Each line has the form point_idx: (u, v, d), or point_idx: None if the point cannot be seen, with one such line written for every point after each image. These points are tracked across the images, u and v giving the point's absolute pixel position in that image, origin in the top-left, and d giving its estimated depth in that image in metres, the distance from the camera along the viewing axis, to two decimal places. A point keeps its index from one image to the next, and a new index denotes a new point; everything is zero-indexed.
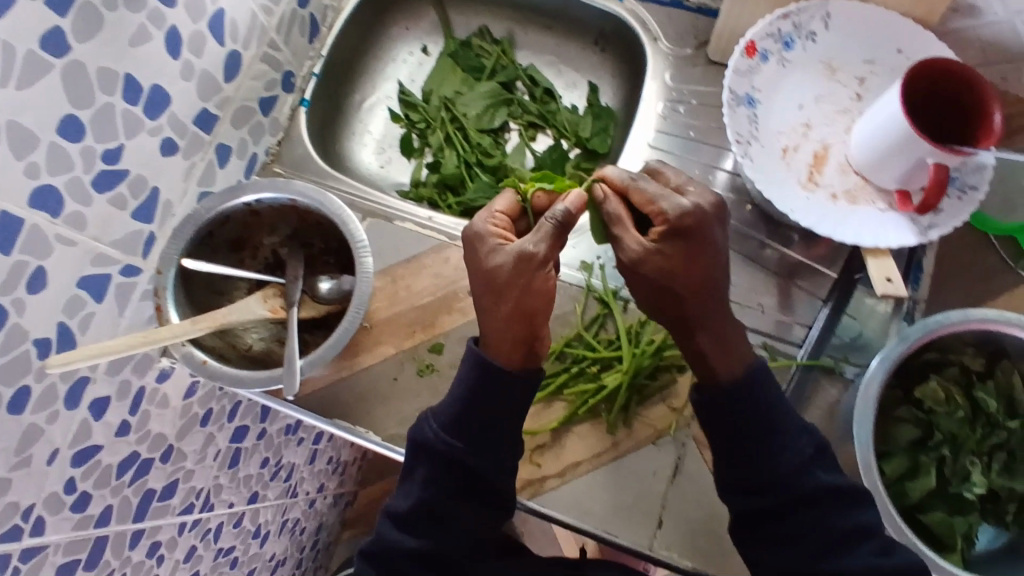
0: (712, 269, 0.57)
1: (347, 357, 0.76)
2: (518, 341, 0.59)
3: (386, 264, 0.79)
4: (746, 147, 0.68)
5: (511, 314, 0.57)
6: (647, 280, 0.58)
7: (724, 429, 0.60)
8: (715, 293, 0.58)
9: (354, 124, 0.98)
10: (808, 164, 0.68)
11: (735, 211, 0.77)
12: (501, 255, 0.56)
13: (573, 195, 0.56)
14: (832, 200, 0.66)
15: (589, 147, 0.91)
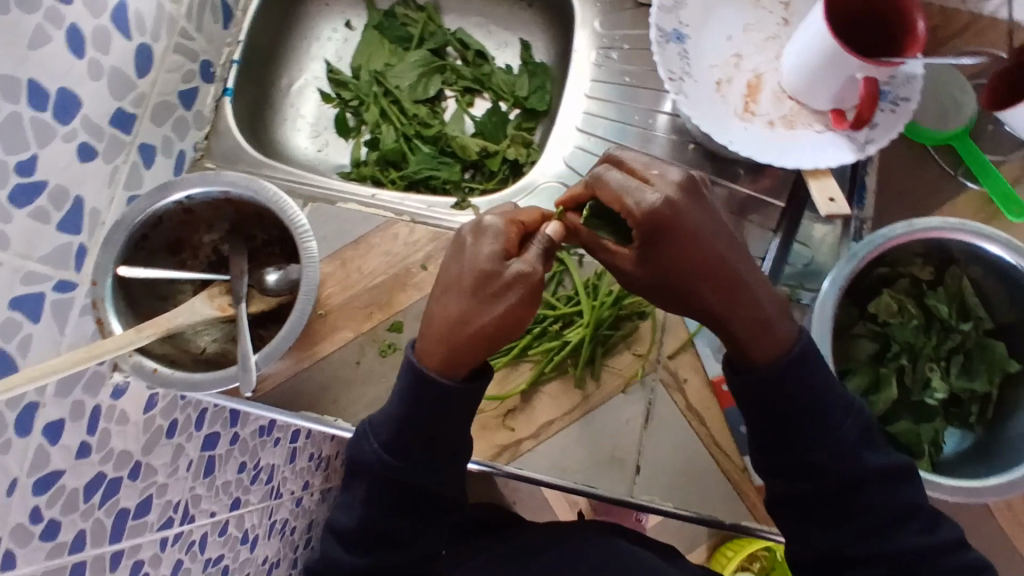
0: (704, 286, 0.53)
1: (306, 348, 0.74)
2: (461, 356, 0.57)
3: (334, 249, 0.77)
4: (679, 84, 0.66)
5: (471, 331, 0.55)
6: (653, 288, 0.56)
7: (771, 415, 0.56)
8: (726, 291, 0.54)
9: (284, 109, 0.95)
10: (743, 95, 0.67)
11: (678, 153, 0.77)
12: (483, 254, 0.56)
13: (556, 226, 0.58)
14: (770, 127, 0.66)
15: (528, 106, 0.90)
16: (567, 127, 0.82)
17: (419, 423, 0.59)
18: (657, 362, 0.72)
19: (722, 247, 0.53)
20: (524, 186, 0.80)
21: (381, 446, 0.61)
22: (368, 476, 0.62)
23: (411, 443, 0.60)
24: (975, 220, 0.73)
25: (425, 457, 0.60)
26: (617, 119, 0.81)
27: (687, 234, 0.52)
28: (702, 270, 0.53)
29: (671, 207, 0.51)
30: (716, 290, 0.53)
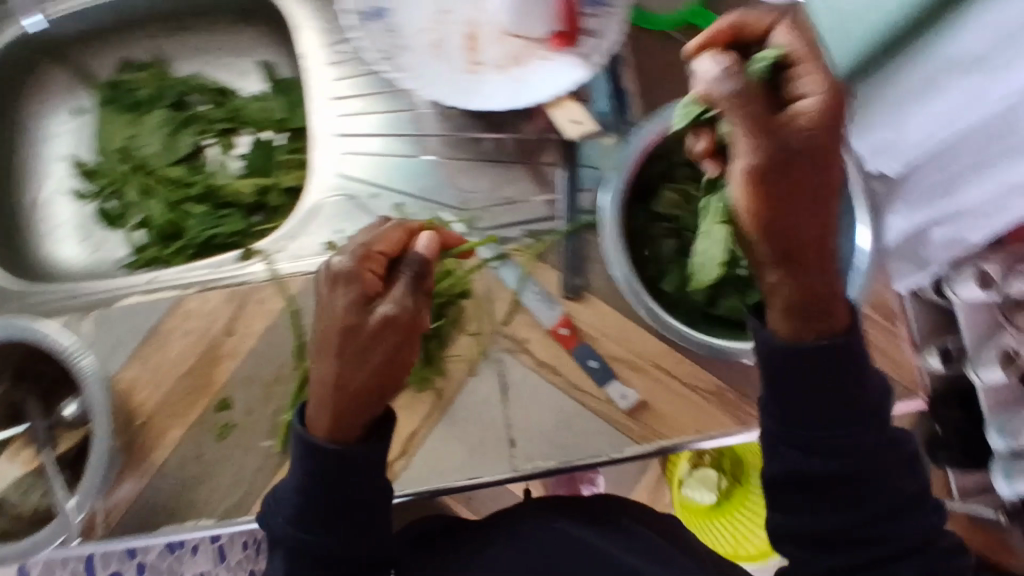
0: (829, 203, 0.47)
1: (142, 461, 0.69)
2: (356, 412, 0.54)
3: (133, 351, 0.71)
4: (394, 61, 0.63)
5: (363, 383, 0.53)
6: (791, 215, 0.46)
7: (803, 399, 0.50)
8: (828, 243, 0.48)
9: (41, 224, 0.87)
10: (463, 47, 0.64)
11: (441, 123, 0.74)
12: (351, 304, 0.53)
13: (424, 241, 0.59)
14: (500, 70, 0.63)
15: (292, 126, 0.84)
16: (326, 136, 0.76)
17: (326, 489, 0.54)
18: (495, 333, 0.70)
19: (827, 206, 0.47)
20: (303, 210, 0.75)
21: (292, 526, 0.55)
22: (290, 554, 0.56)
23: (325, 511, 0.55)
24: None
25: (349, 522, 0.56)
26: (374, 110, 0.76)
27: (766, 205, 0.45)
28: (797, 242, 0.46)
29: (769, 179, 0.44)
30: (780, 264, 0.47)
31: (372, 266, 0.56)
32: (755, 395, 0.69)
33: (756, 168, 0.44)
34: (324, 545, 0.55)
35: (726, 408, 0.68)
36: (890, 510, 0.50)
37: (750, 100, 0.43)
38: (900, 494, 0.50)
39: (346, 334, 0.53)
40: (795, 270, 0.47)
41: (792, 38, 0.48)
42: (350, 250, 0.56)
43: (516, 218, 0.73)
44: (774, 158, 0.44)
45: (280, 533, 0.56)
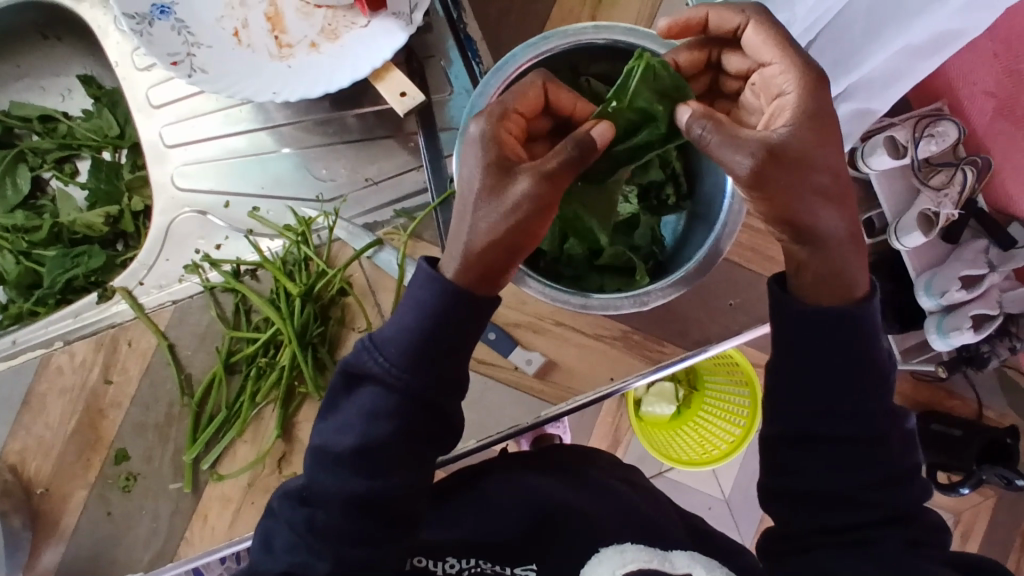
0: (829, 178, 0.47)
1: (51, 532, 0.65)
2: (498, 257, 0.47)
3: (10, 421, 0.67)
4: (191, 61, 0.59)
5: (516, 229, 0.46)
6: (802, 188, 0.46)
7: (820, 355, 0.49)
8: (839, 197, 0.48)
9: None
10: (269, 30, 0.62)
11: (284, 110, 0.70)
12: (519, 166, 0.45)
13: (599, 128, 0.48)
14: (314, 48, 0.61)
15: (128, 141, 0.78)
16: (159, 149, 0.70)
17: (452, 329, 0.47)
18: None
19: (835, 163, 0.47)
20: (157, 234, 0.70)
21: (402, 368, 0.47)
22: (386, 390, 0.48)
23: (434, 356, 0.47)
24: (584, 13, 0.70)
25: (454, 383, 0.49)
26: (205, 109, 0.70)
27: (816, 137, 0.46)
28: (799, 190, 0.46)
29: (808, 122, 0.46)
30: (816, 207, 0.47)
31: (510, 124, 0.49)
32: (660, 330, 0.68)
33: (764, 145, 0.44)
34: (431, 400, 0.48)
35: (635, 349, 0.67)
36: (888, 481, 0.49)
37: (730, 133, 0.45)
38: (887, 467, 0.49)
39: (496, 194, 0.45)
40: (831, 217, 0.47)
41: (760, 44, 0.50)
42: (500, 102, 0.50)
43: (386, 199, 0.69)
44: (805, 113, 0.46)
45: (318, 513, 0.48)
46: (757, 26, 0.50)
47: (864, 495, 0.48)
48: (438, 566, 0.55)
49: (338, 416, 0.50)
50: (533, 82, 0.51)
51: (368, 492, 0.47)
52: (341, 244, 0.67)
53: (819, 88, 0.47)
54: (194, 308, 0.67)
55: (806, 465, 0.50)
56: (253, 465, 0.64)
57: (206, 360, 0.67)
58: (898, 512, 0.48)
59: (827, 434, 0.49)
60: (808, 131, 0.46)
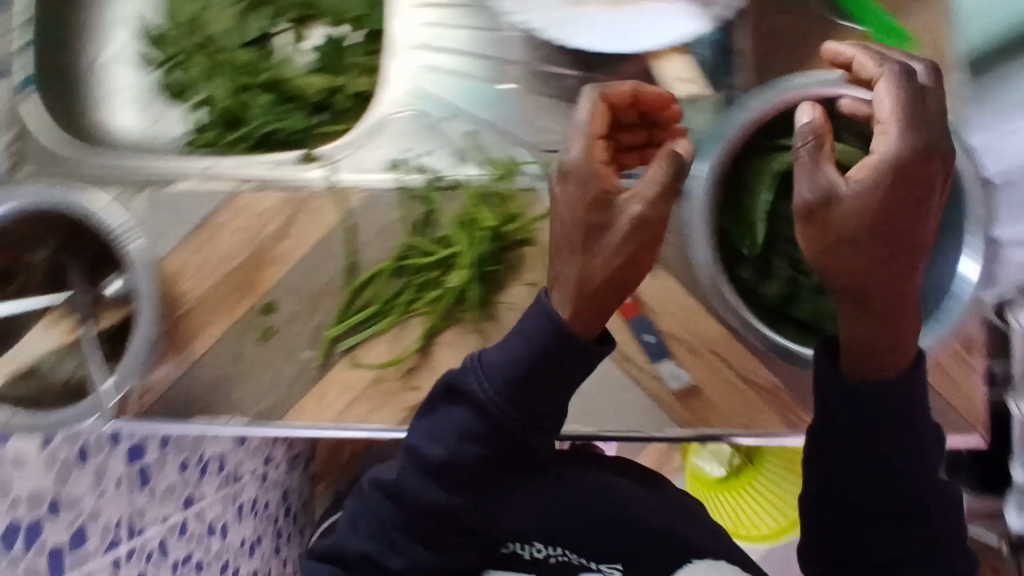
0: (910, 259, 0.46)
1: (179, 350, 0.68)
2: (592, 307, 0.52)
3: (181, 237, 0.69)
4: None
5: (620, 261, 0.52)
6: (878, 275, 0.46)
7: (886, 483, 0.51)
8: (909, 292, 0.47)
9: (98, 88, 0.82)
10: None
11: (533, 47, 0.70)
12: (620, 206, 0.52)
13: (662, 153, 0.53)
14: None
15: (369, 24, 0.78)
16: (406, 46, 0.72)
17: (540, 362, 0.52)
18: None
19: (911, 246, 0.46)
20: (374, 121, 0.71)
21: (500, 394, 0.54)
22: (478, 412, 0.55)
23: (527, 387, 0.53)
24: (866, 61, 0.66)
25: (548, 404, 0.54)
26: (462, 26, 0.72)
27: (863, 222, 0.45)
28: (868, 292, 0.46)
29: (876, 198, 0.44)
30: (885, 288, 0.46)
31: (597, 151, 0.54)
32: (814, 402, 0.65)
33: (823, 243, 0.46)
34: (524, 426, 0.54)
35: (780, 409, 0.65)
36: (943, 558, 0.51)
37: (818, 173, 0.46)
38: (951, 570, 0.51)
39: (574, 252, 0.53)
40: (872, 323, 0.47)
41: (820, 119, 0.46)
42: (575, 128, 0.55)
43: None
44: (885, 175, 0.44)
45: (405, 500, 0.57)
46: (887, 83, 0.48)
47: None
48: (525, 551, 0.62)
49: (437, 425, 0.57)
50: (598, 108, 0.56)
51: (453, 506, 0.57)
52: (541, 196, 0.67)
53: (901, 171, 0.44)
54: (384, 202, 0.69)
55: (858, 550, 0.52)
56: (385, 366, 0.67)
57: (377, 252, 0.68)
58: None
59: (892, 546, 0.51)
60: (875, 197, 0.44)
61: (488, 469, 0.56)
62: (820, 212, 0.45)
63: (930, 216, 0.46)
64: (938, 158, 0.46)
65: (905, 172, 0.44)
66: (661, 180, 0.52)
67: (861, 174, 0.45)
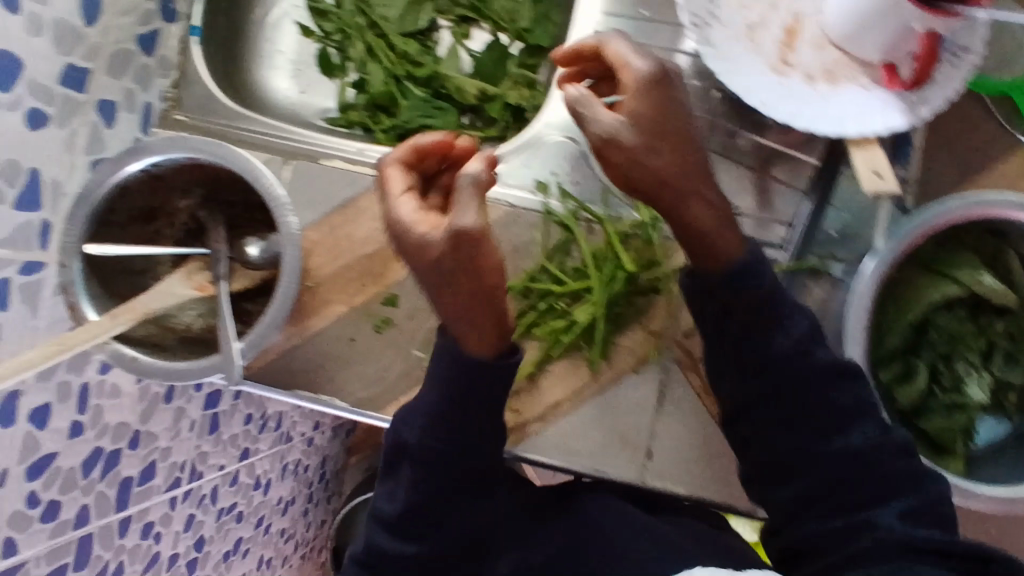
0: (686, 166, 0.51)
1: (296, 322, 0.70)
2: (480, 322, 0.51)
3: (321, 213, 0.71)
4: (704, 30, 0.56)
5: (474, 299, 0.49)
6: (634, 172, 0.50)
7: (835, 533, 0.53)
8: (698, 194, 0.51)
9: (260, 43, 0.83)
10: (780, 42, 0.58)
11: (702, 100, 0.69)
12: (433, 231, 0.46)
13: (474, 162, 0.45)
14: (810, 82, 0.57)
15: (531, 40, 0.80)
16: None
17: (464, 392, 0.55)
18: (673, 341, 0.66)
19: (689, 155, 0.51)
20: (528, 140, 0.72)
21: (425, 432, 0.58)
22: (414, 460, 0.59)
23: (447, 426, 0.57)
24: None
25: (466, 433, 0.58)
26: None
27: (670, 156, 0.49)
28: (666, 186, 0.50)
29: (648, 130, 0.49)
30: (679, 193, 0.51)
31: (412, 200, 0.49)
32: None
33: (604, 136, 0.49)
34: (442, 458, 0.58)
35: None
36: (903, 487, 0.53)
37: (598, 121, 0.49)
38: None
39: (418, 267, 0.48)
40: (701, 200, 0.52)
41: (647, 98, 0.49)
42: (389, 198, 0.50)
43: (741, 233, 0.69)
44: (644, 129, 0.49)
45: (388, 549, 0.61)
46: (628, 64, 0.50)
47: (895, 524, 0.51)
48: None
49: (395, 482, 0.61)
50: (393, 171, 0.51)
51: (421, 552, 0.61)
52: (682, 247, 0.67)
53: (645, 119, 0.49)
54: (522, 222, 0.70)
55: (825, 528, 0.54)
56: None
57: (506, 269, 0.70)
58: (918, 508, 0.53)
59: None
60: (631, 122, 0.49)
61: (440, 503, 0.60)
62: (595, 119, 0.49)
63: (692, 137, 0.51)
64: (676, 81, 0.51)
65: (636, 122, 0.48)
66: (478, 175, 0.44)
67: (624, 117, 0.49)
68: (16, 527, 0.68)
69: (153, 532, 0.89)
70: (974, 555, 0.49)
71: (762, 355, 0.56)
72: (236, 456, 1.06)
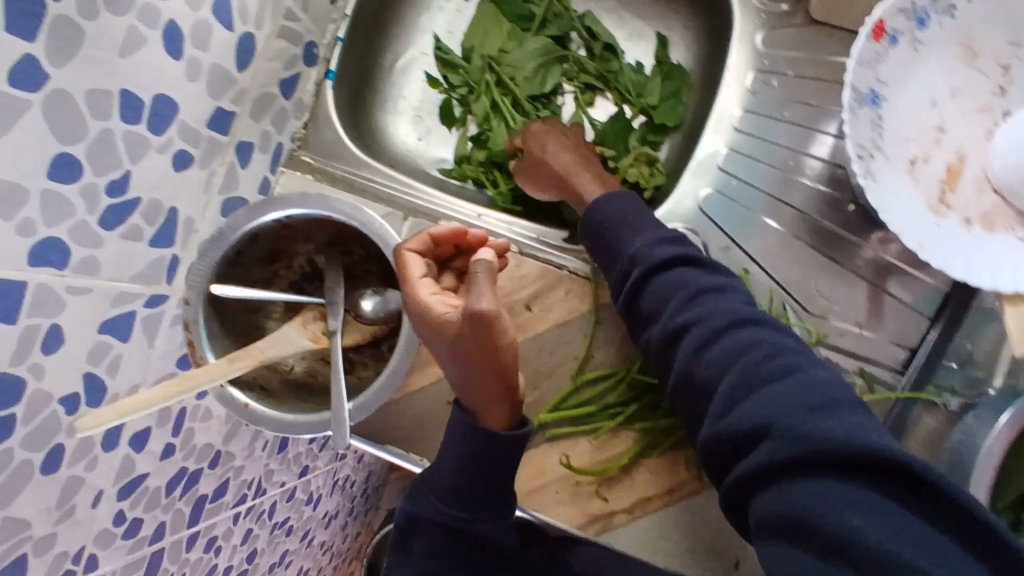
0: (570, 161, 0.71)
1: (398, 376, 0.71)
2: (491, 398, 0.50)
3: None
4: (868, 162, 0.60)
5: (483, 376, 0.48)
6: (546, 168, 0.72)
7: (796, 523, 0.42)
8: (583, 176, 0.70)
9: (387, 89, 0.86)
10: (940, 179, 0.62)
11: (835, 212, 0.70)
12: (439, 307, 0.48)
13: (482, 254, 0.47)
14: (966, 224, 0.60)
15: (656, 116, 0.79)
16: (709, 164, 0.73)
17: (488, 460, 0.53)
18: None
19: (579, 153, 0.73)
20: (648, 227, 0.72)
21: (446, 500, 0.56)
22: (433, 528, 0.56)
23: (471, 492, 0.55)
24: None
25: (486, 502, 0.56)
26: (763, 160, 0.72)
27: (569, 149, 0.73)
28: (561, 180, 0.71)
29: (564, 138, 0.73)
30: (564, 181, 0.71)
31: (427, 282, 0.51)
32: None
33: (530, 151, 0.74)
34: (463, 526, 0.56)
35: None
36: (810, 391, 0.47)
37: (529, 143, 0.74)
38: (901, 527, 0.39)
39: (432, 340, 0.49)
40: (584, 173, 0.70)
41: (547, 122, 0.75)
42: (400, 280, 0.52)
43: (859, 352, 0.68)
44: (561, 135, 0.74)
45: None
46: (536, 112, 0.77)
47: (801, 422, 0.45)
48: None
49: (408, 548, 0.58)
50: (410, 255, 0.53)
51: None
52: None
53: (553, 131, 0.74)
54: None
55: (755, 459, 0.46)
56: (589, 471, 0.66)
57: (610, 354, 0.69)
58: (833, 403, 0.46)
59: (838, 525, 0.40)
60: (553, 139, 0.73)
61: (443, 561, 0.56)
62: (527, 143, 0.75)
63: (575, 142, 0.74)
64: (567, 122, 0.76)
65: (542, 138, 0.74)
66: (489, 263, 0.46)
67: (539, 135, 0.74)
68: (100, 544, 0.67)
69: (213, 547, 0.86)
70: (874, 453, 0.41)
71: (711, 380, 0.53)
72: (296, 474, 1.04)
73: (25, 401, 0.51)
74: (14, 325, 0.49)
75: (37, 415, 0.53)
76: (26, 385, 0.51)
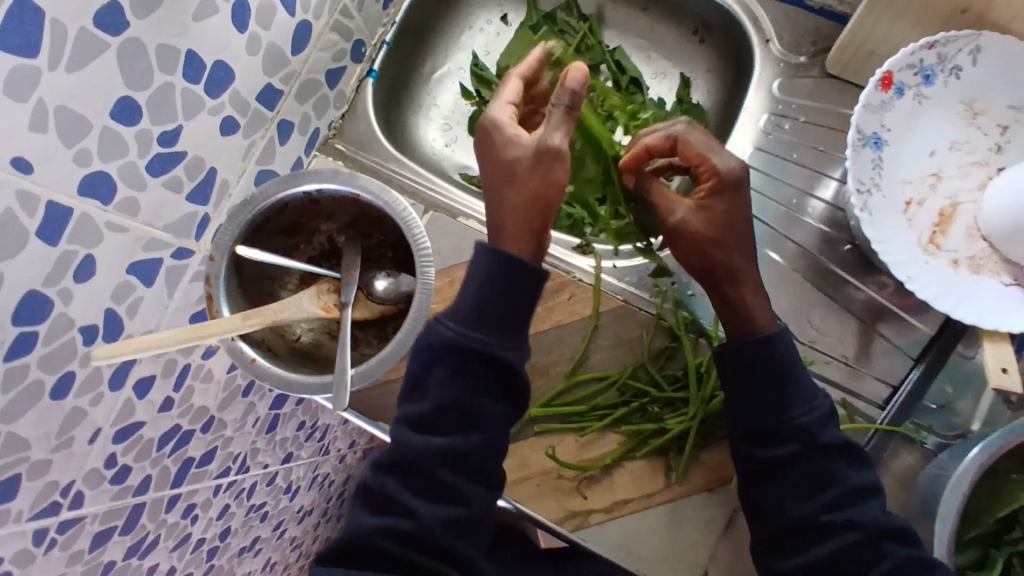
0: (738, 256, 0.63)
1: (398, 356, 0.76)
2: (523, 221, 0.58)
3: (446, 265, 0.78)
4: (867, 196, 0.65)
5: (523, 199, 0.58)
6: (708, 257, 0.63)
7: None
8: (748, 275, 0.64)
9: (422, 96, 0.92)
10: (933, 223, 0.66)
11: (832, 250, 0.74)
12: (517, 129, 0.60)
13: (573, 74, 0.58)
14: (953, 265, 0.65)
15: None
16: None
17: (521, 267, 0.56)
18: None
19: (739, 233, 0.63)
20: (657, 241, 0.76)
21: (469, 326, 0.57)
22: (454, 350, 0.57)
23: (500, 309, 0.56)
24: None
25: (513, 325, 0.57)
26: (769, 195, 0.76)
27: (735, 232, 0.63)
28: (722, 276, 0.63)
29: (732, 217, 0.63)
30: (726, 278, 0.63)
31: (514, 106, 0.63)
32: None
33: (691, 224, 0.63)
34: (486, 349, 0.56)
35: None
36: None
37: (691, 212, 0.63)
38: None
39: (495, 153, 0.60)
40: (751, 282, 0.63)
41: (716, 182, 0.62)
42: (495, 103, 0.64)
43: (845, 383, 0.71)
44: (730, 209, 0.63)
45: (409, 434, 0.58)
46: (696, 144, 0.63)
47: None
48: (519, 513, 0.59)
49: (425, 386, 0.58)
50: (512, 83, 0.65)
51: (462, 447, 0.57)
52: None
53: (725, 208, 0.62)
54: (633, 318, 0.73)
55: None
56: (572, 465, 0.68)
57: (606, 358, 0.72)
58: None
59: None
60: (724, 216, 0.63)
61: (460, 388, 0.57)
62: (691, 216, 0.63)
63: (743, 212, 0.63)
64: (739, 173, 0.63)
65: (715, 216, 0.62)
66: (573, 90, 0.57)
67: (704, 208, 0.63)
68: (88, 483, 0.68)
69: (191, 514, 0.86)
70: None
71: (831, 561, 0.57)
72: (281, 458, 1.04)
73: (49, 321, 0.53)
74: (54, 245, 0.52)
75: (57, 338, 0.54)
76: (53, 306, 0.53)
